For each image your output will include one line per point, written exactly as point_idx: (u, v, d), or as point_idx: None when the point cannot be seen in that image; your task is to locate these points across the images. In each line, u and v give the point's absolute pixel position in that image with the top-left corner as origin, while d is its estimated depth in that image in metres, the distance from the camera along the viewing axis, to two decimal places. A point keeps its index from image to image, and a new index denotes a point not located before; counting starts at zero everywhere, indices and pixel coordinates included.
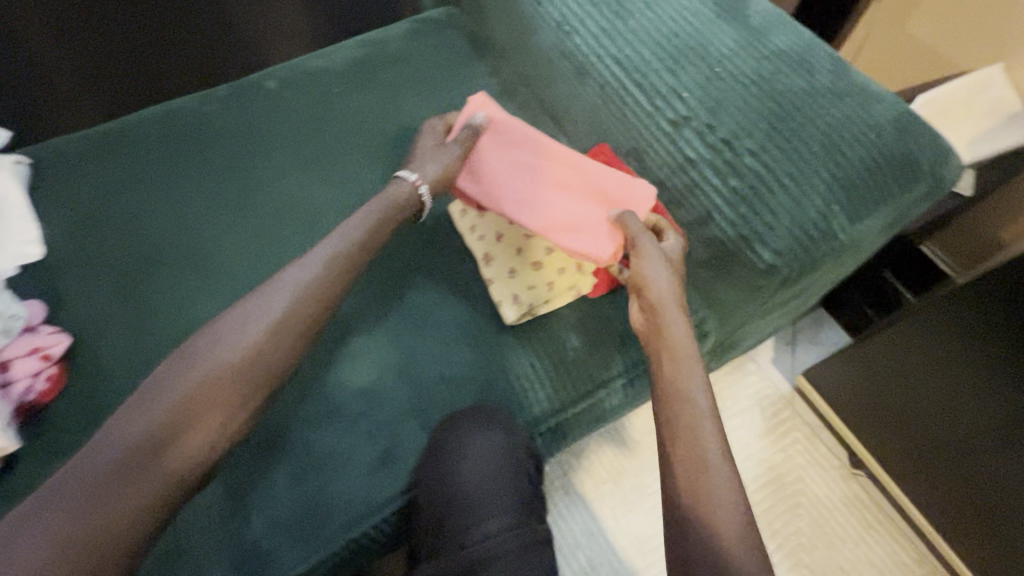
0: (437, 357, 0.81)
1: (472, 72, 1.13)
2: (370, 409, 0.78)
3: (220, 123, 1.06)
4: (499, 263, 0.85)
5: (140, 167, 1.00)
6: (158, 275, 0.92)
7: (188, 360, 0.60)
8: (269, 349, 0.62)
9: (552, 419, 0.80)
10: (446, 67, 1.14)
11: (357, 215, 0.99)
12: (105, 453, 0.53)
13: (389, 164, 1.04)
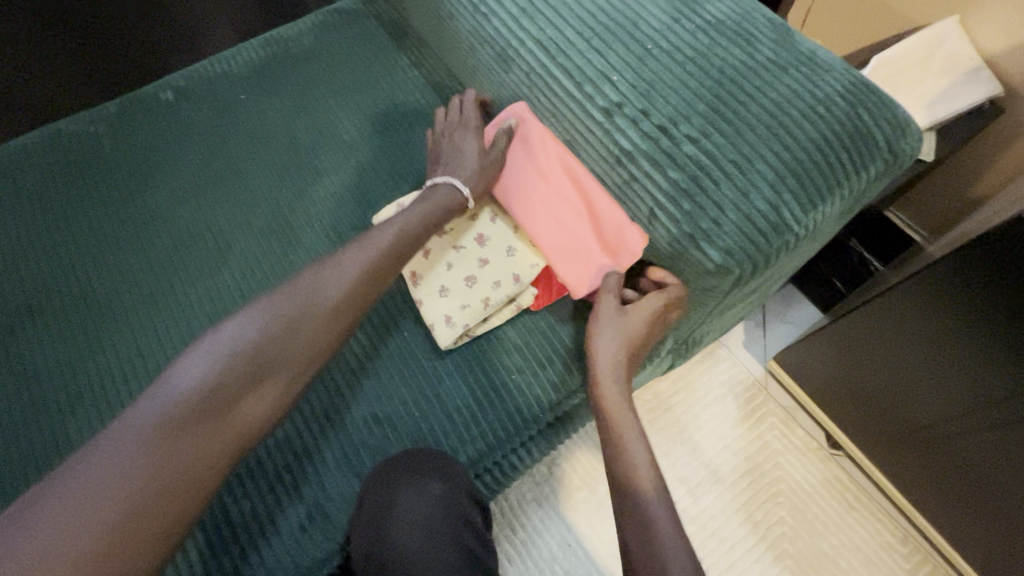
0: (367, 394, 0.74)
1: (394, 62, 1.03)
2: (291, 459, 0.70)
3: (111, 141, 0.95)
4: (429, 282, 0.76)
5: (27, 201, 0.90)
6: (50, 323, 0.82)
7: (194, 384, 0.56)
8: (267, 384, 0.58)
9: (495, 452, 0.73)
10: (365, 59, 1.04)
11: (271, 234, 0.89)
12: (96, 476, 0.50)
13: (305, 171, 0.93)
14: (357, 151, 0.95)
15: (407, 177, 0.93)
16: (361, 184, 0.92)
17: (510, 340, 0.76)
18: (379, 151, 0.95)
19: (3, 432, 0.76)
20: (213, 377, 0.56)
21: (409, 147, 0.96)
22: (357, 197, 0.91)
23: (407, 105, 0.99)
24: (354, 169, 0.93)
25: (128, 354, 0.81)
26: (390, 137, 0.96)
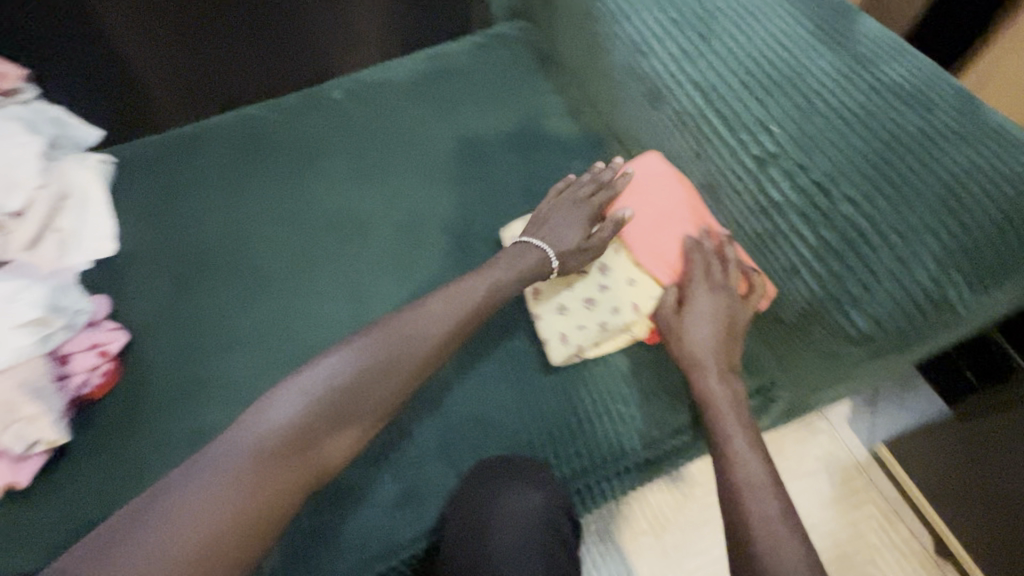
0: (473, 394, 0.77)
1: (538, 87, 1.10)
2: (398, 441, 0.75)
3: (286, 129, 1.08)
4: (549, 297, 0.79)
5: (214, 171, 1.04)
6: (214, 278, 0.94)
7: (227, 449, 0.56)
8: (291, 441, 0.57)
9: (586, 475, 0.74)
10: (511, 80, 1.11)
11: (406, 230, 0.96)
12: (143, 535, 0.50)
13: (444, 177, 1.01)
14: (493, 164, 1.00)
15: (535, 197, 0.97)
16: (492, 196, 0.98)
17: (619, 367, 0.77)
18: (513, 167, 1.00)
19: (163, 364, 0.88)
20: (242, 442, 0.56)
21: (541, 164, 1.00)
22: (487, 208, 0.97)
23: (545, 128, 1.04)
24: (488, 180, 0.99)
25: (272, 318, 0.91)
26: (525, 155, 1.01)
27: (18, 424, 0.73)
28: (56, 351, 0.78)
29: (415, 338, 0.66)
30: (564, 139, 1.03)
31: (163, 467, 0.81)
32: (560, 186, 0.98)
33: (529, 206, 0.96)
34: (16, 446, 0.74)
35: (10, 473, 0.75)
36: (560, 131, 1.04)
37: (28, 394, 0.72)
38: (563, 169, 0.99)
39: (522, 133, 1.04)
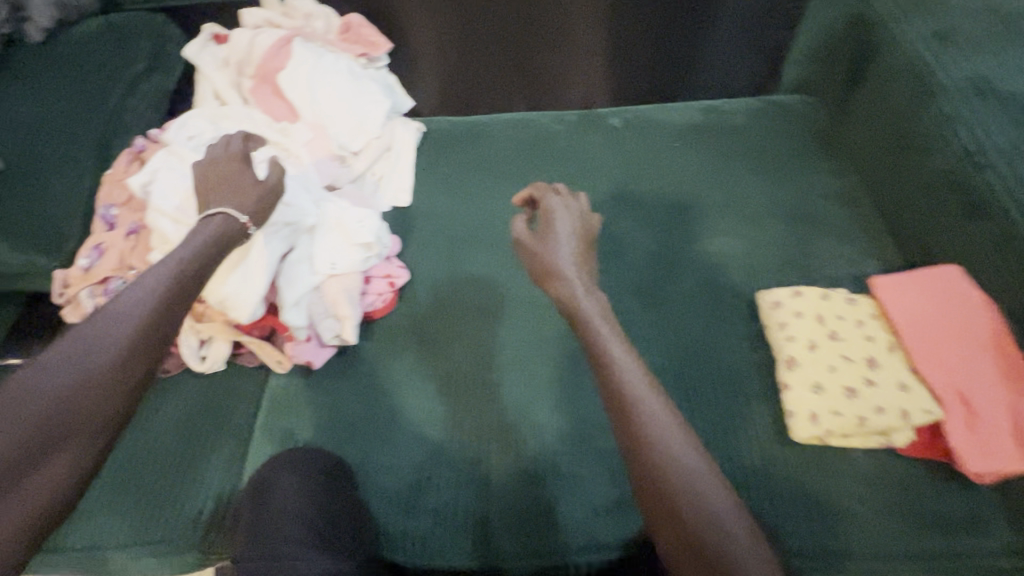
0: (704, 435, 0.82)
1: (816, 165, 1.10)
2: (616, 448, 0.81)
3: (566, 142, 1.22)
4: (804, 372, 0.79)
5: (498, 162, 1.20)
6: (481, 248, 1.07)
7: (87, 327, 0.67)
8: (145, 328, 0.67)
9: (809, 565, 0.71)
10: (788, 151, 1.13)
11: (655, 259, 1.02)
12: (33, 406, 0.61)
13: (705, 222, 1.05)
14: (757, 225, 1.03)
15: (793, 267, 0.97)
16: (750, 255, 0.99)
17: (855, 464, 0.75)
18: (778, 234, 1.01)
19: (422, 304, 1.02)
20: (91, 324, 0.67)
21: (806, 238, 1.00)
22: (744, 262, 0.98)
23: (816, 207, 1.04)
24: (748, 239, 1.01)
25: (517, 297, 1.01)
26: (791, 227, 1.02)
27: (330, 319, 0.92)
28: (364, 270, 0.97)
29: (131, 311, 0.67)
30: (834, 221, 1.02)
31: None
32: (822, 265, 0.97)
33: (784, 273, 0.97)
34: (323, 334, 0.92)
35: (309, 354, 0.91)
36: (831, 212, 1.03)
37: (346, 298, 0.91)
38: (828, 249, 0.98)
39: (791, 203, 1.05)
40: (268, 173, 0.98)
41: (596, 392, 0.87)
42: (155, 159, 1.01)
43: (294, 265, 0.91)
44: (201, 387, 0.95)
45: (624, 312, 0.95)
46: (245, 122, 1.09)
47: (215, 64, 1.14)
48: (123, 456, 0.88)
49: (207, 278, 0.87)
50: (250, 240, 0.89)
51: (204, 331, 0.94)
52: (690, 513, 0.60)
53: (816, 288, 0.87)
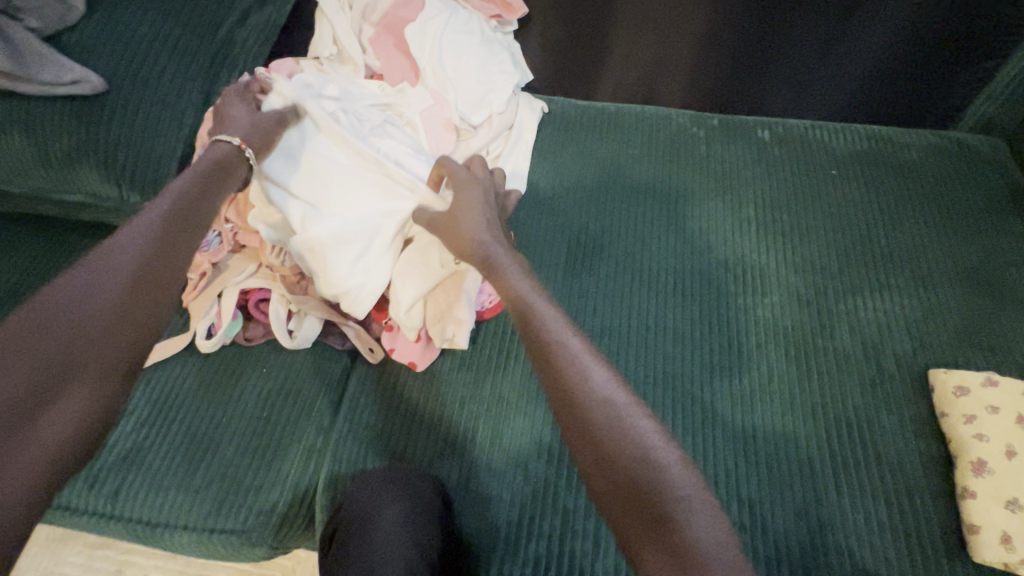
0: (858, 529, 0.70)
1: (1002, 225, 0.94)
2: (742, 518, 0.71)
3: (705, 147, 1.07)
4: (1000, 483, 0.66)
5: (626, 158, 1.06)
6: (600, 254, 0.94)
7: (111, 251, 0.57)
8: (159, 259, 0.59)
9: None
10: (967, 202, 0.97)
11: (801, 301, 0.89)
12: (55, 337, 0.50)
13: (866, 272, 0.91)
14: (929, 286, 0.88)
15: (966, 340, 0.83)
16: (920, 321, 0.85)
17: None
18: (950, 297, 0.87)
19: None
20: (112, 247, 0.57)
21: (984, 309, 0.86)
22: (910, 325, 0.85)
23: (1001, 276, 0.89)
24: (917, 301, 0.87)
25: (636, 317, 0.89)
26: (967, 292, 0.87)
27: (445, 323, 0.82)
28: None
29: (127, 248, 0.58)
30: (1019, 293, 0.87)
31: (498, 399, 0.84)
32: (1003, 343, 0.82)
33: (956, 346, 0.83)
34: (435, 337, 0.83)
35: (414, 354, 0.83)
36: (1015, 283, 0.88)
37: (466, 302, 0.82)
38: (1011, 327, 0.84)
39: (966, 264, 0.91)
40: (390, 144, 0.89)
41: (722, 444, 0.76)
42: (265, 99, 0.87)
43: (416, 258, 0.84)
44: (286, 365, 0.87)
45: (765, 362, 0.83)
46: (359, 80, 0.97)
47: (336, 5, 1.01)
48: (203, 426, 0.82)
49: (324, 266, 0.81)
50: (375, 226, 0.83)
51: (295, 304, 0.85)
52: (645, 475, 0.52)
53: (1016, 380, 0.73)
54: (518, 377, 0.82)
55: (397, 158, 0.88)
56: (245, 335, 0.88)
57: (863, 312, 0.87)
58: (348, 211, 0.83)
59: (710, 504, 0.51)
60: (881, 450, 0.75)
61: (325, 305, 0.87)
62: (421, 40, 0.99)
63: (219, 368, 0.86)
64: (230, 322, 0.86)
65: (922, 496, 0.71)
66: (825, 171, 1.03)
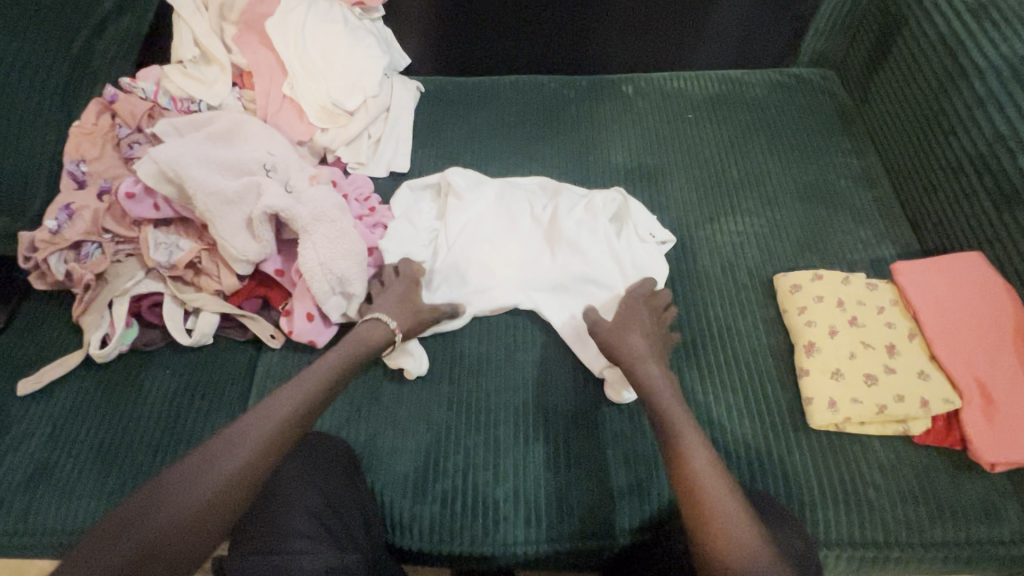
0: (722, 419, 0.78)
1: (834, 144, 1.07)
2: (618, 426, 0.80)
3: (577, 106, 1.15)
4: (824, 359, 0.77)
5: (502, 129, 1.12)
6: None
7: (220, 453, 0.61)
8: (261, 464, 0.62)
9: (824, 549, 0.70)
10: (803, 126, 1.09)
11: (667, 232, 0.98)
12: (124, 544, 0.53)
13: (723, 200, 1.00)
14: (776, 205, 0.99)
15: (805, 246, 0.94)
16: (769, 236, 0.96)
17: (856, 448, 0.75)
18: (791, 211, 0.98)
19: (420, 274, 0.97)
20: (223, 443, 0.62)
21: (818, 217, 0.97)
22: (758, 238, 0.95)
23: (835, 188, 1.01)
24: (767, 219, 0.97)
25: None
26: (804, 205, 0.99)
27: (335, 298, 0.86)
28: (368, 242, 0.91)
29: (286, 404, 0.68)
30: (847, 200, 0.99)
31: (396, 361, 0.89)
32: (834, 244, 0.94)
33: (797, 251, 0.94)
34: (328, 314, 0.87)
35: (312, 333, 0.87)
36: (843, 191, 1.00)
37: (354, 276, 0.86)
38: (840, 230, 0.96)
39: (802, 181, 1.02)
40: (261, 141, 0.94)
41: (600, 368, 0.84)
42: (155, 125, 0.93)
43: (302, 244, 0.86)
44: (189, 363, 0.90)
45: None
46: (225, 89, 1.02)
47: (191, 6, 1.04)
48: (110, 433, 0.83)
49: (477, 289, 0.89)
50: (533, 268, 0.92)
51: (188, 303, 0.88)
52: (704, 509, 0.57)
53: (835, 272, 0.85)
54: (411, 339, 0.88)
55: (273, 153, 0.93)
56: (143, 341, 0.90)
57: (718, 234, 0.96)
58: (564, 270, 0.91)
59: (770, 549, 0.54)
60: (734, 348, 0.84)
61: (218, 297, 0.89)
62: (285, 34, 1.03)
63: (117, 374, 0.88)
64: (126, 330, 0.88)
65: (769, 381, 0.81)
66: (682, 114, 1.12)
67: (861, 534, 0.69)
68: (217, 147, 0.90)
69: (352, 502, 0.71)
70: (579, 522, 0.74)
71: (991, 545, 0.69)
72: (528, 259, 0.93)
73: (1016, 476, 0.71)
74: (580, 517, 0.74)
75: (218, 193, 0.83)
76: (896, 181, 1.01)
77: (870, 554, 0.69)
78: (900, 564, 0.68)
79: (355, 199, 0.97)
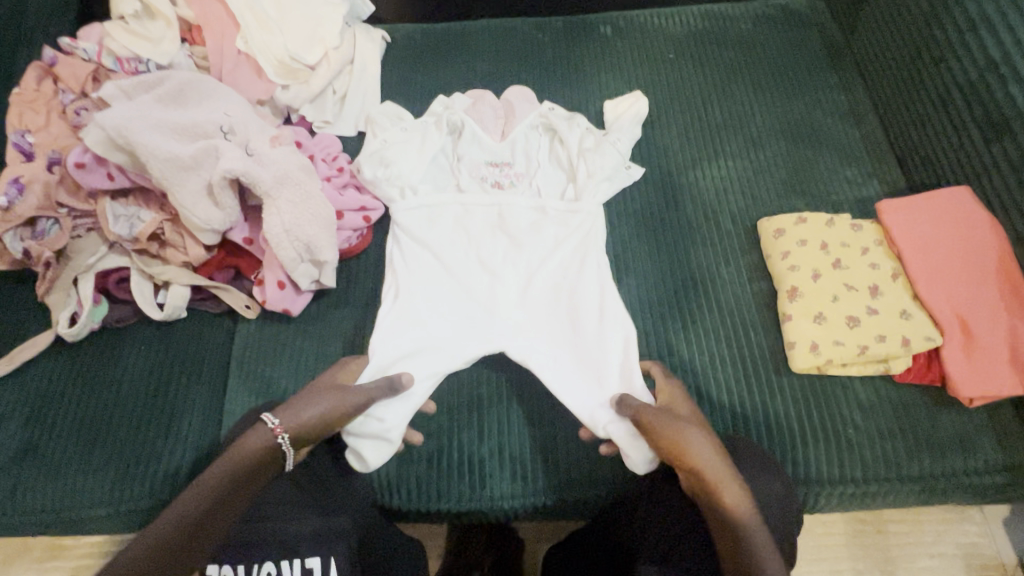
0: (704, 367, 0.78)
1: (820, 79, 1.02)
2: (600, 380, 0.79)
3: (552, 51, 1.09)
4: (807, 303, 0.76)
5: (475, 80, 1.07)
6: (457, 171, 0.96)
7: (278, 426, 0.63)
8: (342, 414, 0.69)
9: (804, 488, 0.71)
10: (788, 62, 1.04)
11: (647, 180, 0.94)
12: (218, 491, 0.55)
13: (705, 145, 0.96)
14: (759, 147, 0.95)
15: (789, 188, 0.92)
16: (752, 180, 0.93)
17: (836, 388, 0.75)
18: (775, 153, 0.95)
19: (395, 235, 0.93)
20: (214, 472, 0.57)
21: (803, 157, 0.94)
22: (741, 183, 0.92)
23: (820, 126, 0.97)
24: (749, 161, 0.94)
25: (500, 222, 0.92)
26: (788, 145, 0.95)
27: (305, 265, 0.84)
28: (334, 205, 0.87)
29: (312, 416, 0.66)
30: (834, 138, 0.96)
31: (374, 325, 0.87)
32: (819, 184, 0.92)
33: (781, 193, 0.91)
34: (300, 281, 0.85)
35: (286, 301, 0.85)
36: (830, 129, 0.97)
37: (324, 241, 0.83)
38: (825, 169, 0.93)
39: (787, 120, 0.98)
40: (216, 101, 0.88)
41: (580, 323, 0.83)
42: (100, 87, 0.86)
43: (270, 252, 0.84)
44: (164, 339, 0.87)
45: (619, 245, 0.89)
46: (172, 43, 0.95)
47: None
48: (88, 413, 0.81)
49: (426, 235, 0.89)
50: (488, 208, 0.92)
51: (155, 276, 0.85)
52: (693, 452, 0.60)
53: (820, 214, 0.82)
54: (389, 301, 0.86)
55: (228, 112, 0.87)
56: (113, 317, 0.87)
57: (700, 179, 0.93)
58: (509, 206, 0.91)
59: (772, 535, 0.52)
60: (716, 296, 0.83)
61: (187, 270, 0.86)
62: None
63: (89, 353, 0.85)
64: (95, 307, 0.85)
65: (750, 326, 0.80)
66: (663, 54, 1.06)
67: (841, 471, 0.70)
68: (168, 107, 0.84)
69: (330, 467, 0.71)
70: (562, 472, 0.75)
71: (967, 475, 0.70)
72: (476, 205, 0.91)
73: (991, 408, 0.72)
74: (562, 469, 0.75)
75: (173, 159, 0.78)
76: (884, 116, 0.97)
77: (850, 489, 0.70)
78: (879, 496, 0.70)
79: (322, 159, 0.93)
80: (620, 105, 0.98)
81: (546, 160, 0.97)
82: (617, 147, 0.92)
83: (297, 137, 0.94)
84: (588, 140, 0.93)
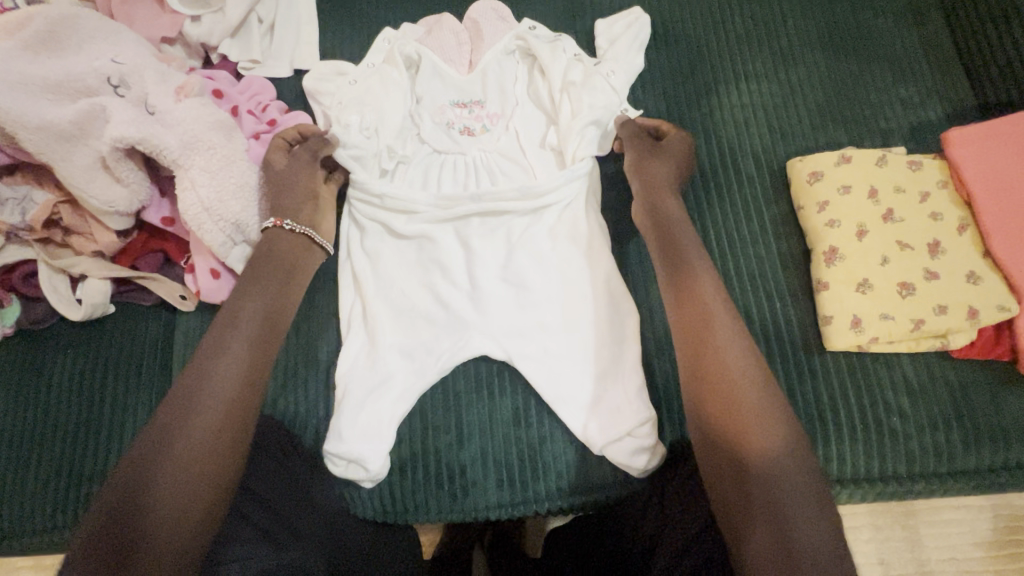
0: None
1: None
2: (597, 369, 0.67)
3: None
4: (851, 267, 0.62)
5: None
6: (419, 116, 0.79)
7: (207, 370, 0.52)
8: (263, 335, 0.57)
9: (838, 486, 0.61)
10: None
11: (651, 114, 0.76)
12: (189, 460, 0.48)
13: (723, 64, 0.77)
14: (792, 62, 0.76)
15: (827, 115, 0.74)
16: (783, 107, 0.74)
17: (877, 368, 0.62)
18: (812, 69, 0.76)
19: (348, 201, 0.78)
20: (145, 465, 0.47)
21: (848, 72, 0.75)
22: (767, 111, 0.74)
23: (870, 29, 0.77)
24: (778, 82, 0.76)
25: (475, 179, 0.76)
26: (828, 57, 0.76)
27: (241, 247, 0.69)
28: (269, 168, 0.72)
29: (236, 346, 0.54)
30: (887, 45, 0.76)
31: (329, 313, 0.73)
32: (869, 108, 0.74)
33: (819, 123, 0.73)
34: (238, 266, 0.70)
35: (223, 292, 0.71)
36: (883, 33, 0.77)
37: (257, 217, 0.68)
38: (876, 87, 0.74)
39: (828, 23, 0.78)
40: (103, 45, 0.69)
41: (572, 300, 0.70)
42: None
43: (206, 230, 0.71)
44: (93, 338, 0.75)
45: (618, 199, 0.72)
46: None
47: None
48: (18, 433, 0.72)
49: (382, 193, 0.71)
50: (465, 163, 0.77)
51: (66, 269, 0.72)
52: (721, 383, 0.50)
53: (868, 150, 0.66)
54: (344, 285, 0.72)
55: (119, 57, 0.69)
56: (29, 318, 0.75)
57: (718, 109, 0.75)
58: (489, 160, 0.77)
59: (802, 469, 0.46)
60: (736, 259, 0.68)
61: (102, 259, 0.73)
62: None
63: (12, 360, 0.75)
64: (5, 309, 0.74)
65: (777, 295, 0.66)
66: None
67: (880, 464, 0.60)
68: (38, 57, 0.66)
69: (285, 488, 0.60)
70: (553, 485, 0.65)
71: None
72: (451, 162, 0.77)
73: None
74: (554, 482, 0.65)
75: (49, 126, 0.62)
76: (952, 13, 0.76)
77: (888, 484, 0.60)
78: (921, 491, 0.60)
79: (249, 112, 0.76)
80: (616, 20, 0.79)
81: (526, 97, 0.79)
82: (612, 76, 0.74)
83: (216, 85, 0.76)
84: (575, 69, 0.75)
